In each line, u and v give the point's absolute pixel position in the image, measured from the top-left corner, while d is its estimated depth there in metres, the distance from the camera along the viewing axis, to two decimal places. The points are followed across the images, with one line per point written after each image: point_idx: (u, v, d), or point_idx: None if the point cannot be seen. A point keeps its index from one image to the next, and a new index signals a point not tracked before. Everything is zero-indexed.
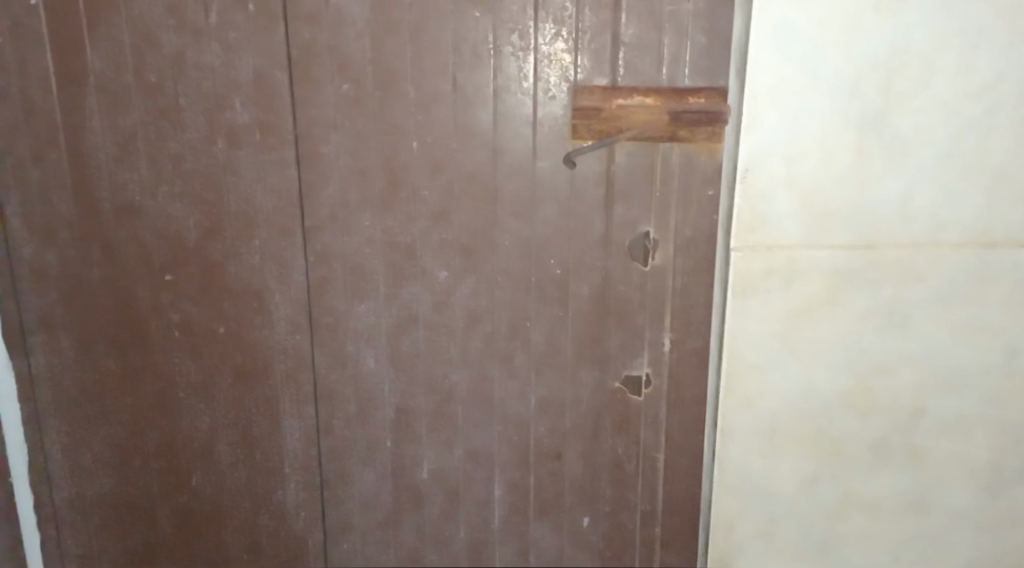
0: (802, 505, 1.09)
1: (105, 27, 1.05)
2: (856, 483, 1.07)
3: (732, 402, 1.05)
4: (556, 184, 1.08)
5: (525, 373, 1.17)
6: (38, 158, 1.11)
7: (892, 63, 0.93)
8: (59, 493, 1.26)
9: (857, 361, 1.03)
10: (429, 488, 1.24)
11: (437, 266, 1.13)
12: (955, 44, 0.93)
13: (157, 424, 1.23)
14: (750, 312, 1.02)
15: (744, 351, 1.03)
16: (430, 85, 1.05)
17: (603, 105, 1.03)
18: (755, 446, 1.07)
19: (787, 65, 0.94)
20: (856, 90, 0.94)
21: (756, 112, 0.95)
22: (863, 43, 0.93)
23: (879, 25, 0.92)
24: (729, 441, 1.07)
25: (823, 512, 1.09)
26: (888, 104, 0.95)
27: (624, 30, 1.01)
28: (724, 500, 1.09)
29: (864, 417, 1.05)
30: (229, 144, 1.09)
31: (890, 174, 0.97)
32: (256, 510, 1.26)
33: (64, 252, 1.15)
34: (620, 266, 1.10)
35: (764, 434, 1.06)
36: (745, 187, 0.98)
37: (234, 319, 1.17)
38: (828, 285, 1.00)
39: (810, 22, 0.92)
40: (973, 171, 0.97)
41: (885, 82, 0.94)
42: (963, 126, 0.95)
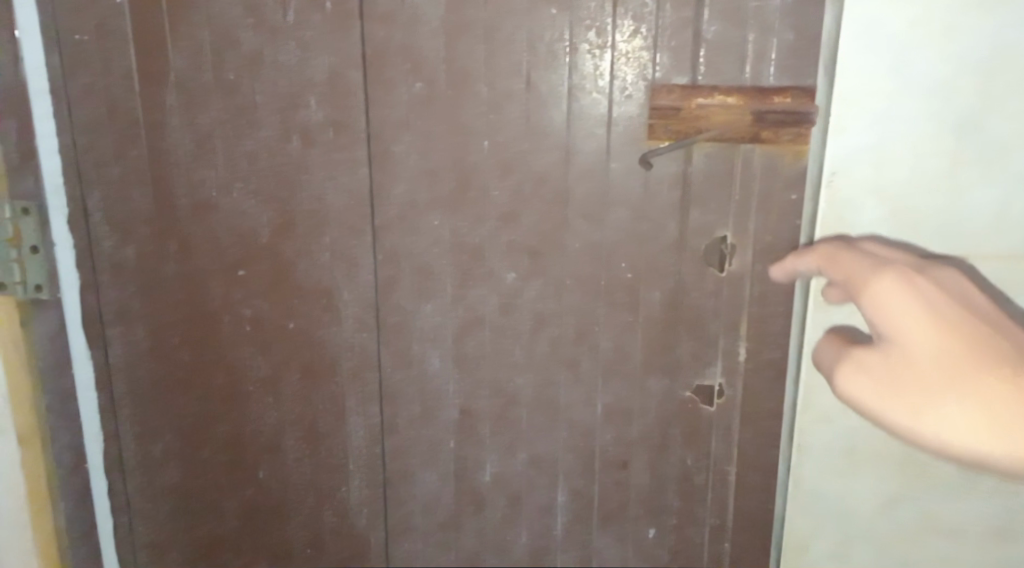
0: (881, 529, 1.04)
1: (187, 27, 1.07)
2: (941, 509, 1.02)
3: (809, 418, 1.01)
4: (629, 186, 1.05)
5: (591, 379, 1.14)
6: (120, 154, 1.14)
7: (993, 64, 0.88)
8: (131, 484, 1.29)
9: None
10: (491, 492, 1.23)
11: (505, 268, 1.11)
12: None
13: (227, 417, 1.25)
14: (831, 323, 0.97)
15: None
16: (502, 84, 1.04)
17: (682, 104, 0.99)
18: (832, 464, 1.02)
19: (879, 67, 0.89)
20: (954, 94, 0.89)
21: (843, 116, 0.92)
22: (964, 45, 0.88)
23: (983, 26, 0.87)
24: (805, 458, 1.03)
25: (904, 537, 1.03)
26: (989, 109, 0.89)
27: (707, 27, 0.98)
28: (797, 518, 1.05)
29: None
30: (303, 143, 1.09)
31: (988, 183, 0.91)
32: (319, 506, 1.28)
33: (143, 246, 1.18)
34: (694, 271, 1.07)
35: (843, 452, 1.02)
36: (829, 193, 0.94)
37: (303, 316, 1.18)
38: None
39: (906, 21, 0.87)
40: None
41: (985, 84, 0.88)
42: None
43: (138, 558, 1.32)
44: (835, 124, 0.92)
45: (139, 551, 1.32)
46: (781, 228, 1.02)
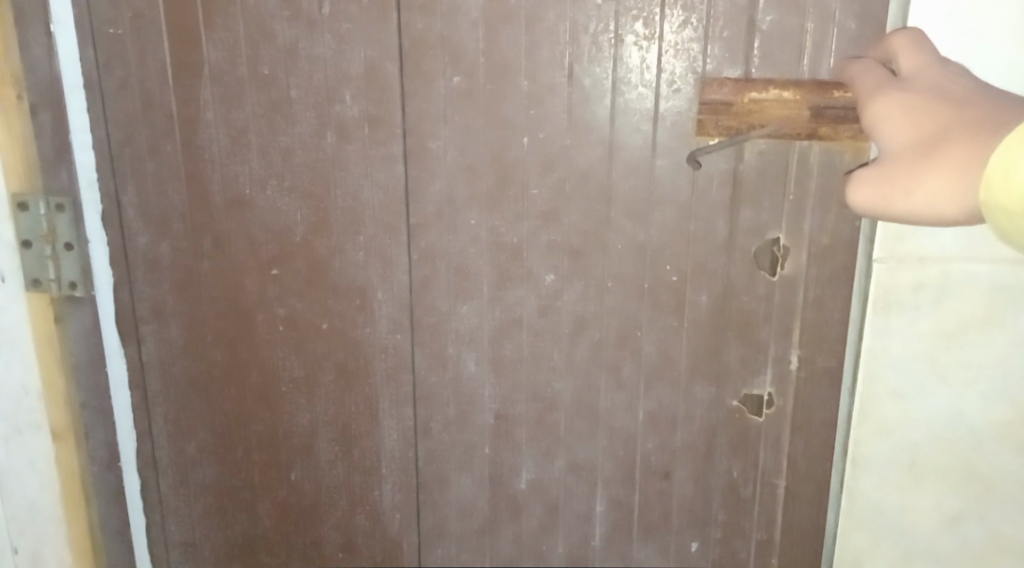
0: (937, 541, 0.99)
1: (221, 19, 1.04)
2: (1000, 519, 0.97)
3: (868, 429, 0.96)
4: (676, 184, 1.00)
5: (634, 384, 1.10)
6: (155, 150, 1.12)
7: None
8: (165, 482, 1.29)
9: (1016, 389, 0.92)
10: (528, 499, 1.19)
11: (545, 268, 1.07)
12: None
13: (261, 417, 1.23)
14: (894, 331, 0.92)
15: (884, 372, 0.94)
16: (546, 78, 0.99)
17: (735, 98, 0.94)
18: (890, 477, 0.97)
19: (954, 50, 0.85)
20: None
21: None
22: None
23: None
24: (863, 469, 0.98)
25: (960, 548, 0.98)
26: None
27: (761, 16, 0.92)
28: (854, 533, 1.01)
29: (1017, 454, 0.94)
30: (338, 138, 1.06)
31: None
32: (353, 508, 1.25)
33: (177, 243, 1.16)
34: (745, 274, 1.02)
35: (902, 464, 0.97)
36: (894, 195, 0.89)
37: (338, 315, 1.15)
38: (986, 304, 0.90)
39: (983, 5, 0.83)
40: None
41: None
42: None
43: (170, 554, 1.33)
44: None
45: (171, 548, 1.32)
46: (840, 229, 0.96)
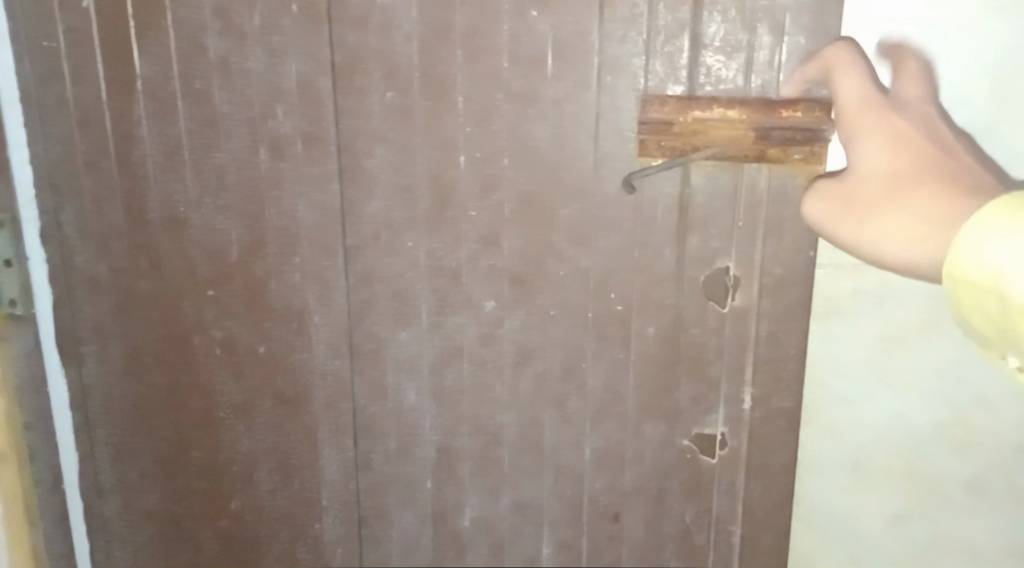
0: (884, 544, 0.93)
1: (154, 32, 1.00)
2: (946, 525, 0.91)
3: (812, 433, 0.92)
4: (620, 208, 0.93)
5: (580, 421, 1.03)
6: (92, 166, 1.08)
7: (1002, 67, 0.77)
8: (106, 509, 1.25)
9: (958, 392, 0.86)
10: (473, 538, 1.12)
11: (485, 295, 1.01)
12: None
13: (200, 442, 1.19)
14: (835, 335, 0.88)
15: (827, 380, 0.89)
16: (482, 94, 0.93)
17: (677, 118, 0.87)
18: (835, 479, 0.92)
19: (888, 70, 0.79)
20: (963, 95, 0.78)
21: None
22: (976, 49, 0.77)
23: (991, 32, 0.77)
24: (809, 472, 0.93)
25: (907, 553, 0.93)
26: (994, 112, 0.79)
27: (705, 31, 0.86)
28: (801, 533, 0.95)
29: (960, 456, 0.88)
30: (272, 156, 1.01)
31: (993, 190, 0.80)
32: (294, 541, 1.20)
33: (115, 262, 1.12)
34: (695, 306, 0.95)
35: (847, 467, 0.91)
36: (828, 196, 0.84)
37: (276, 340, 1.10)
38: (927, 303, 0.84)
39: (916, 24, 0.78)
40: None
41: (994, 89, 0.78)
42: None
43: None
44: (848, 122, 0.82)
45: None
46: (794, 260, 0.89)
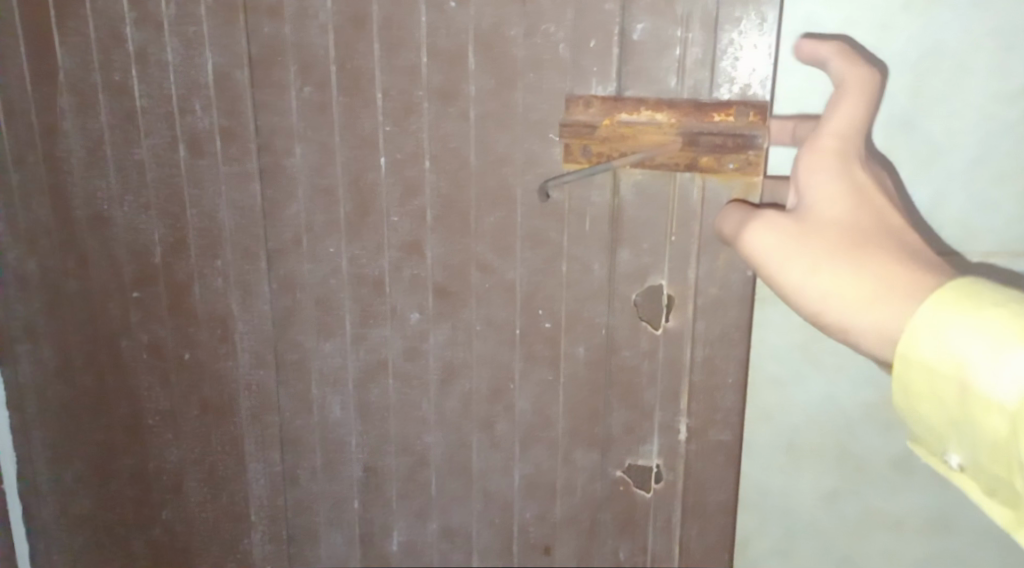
0: (824, 525, 0.84)
1: (73, 21, 0.96)
2: (889, 508, 0.82)
3: (750, 413, 0.83)
4: (547, 218, 0.86)
5: (509, 445, 0.95)
6: (19, 160, 1.04)
7: (925, 64, 0.71)
8: (42, 516, 1.21)
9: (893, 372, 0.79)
10: (403, 562, 1.06)
11: (409, 307, 0.94)
12: (994, 45, 0.70)
13: (128, 446, 1.14)
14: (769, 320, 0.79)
15: (762, 362, 0.81)
16: (401, 92, 0.86)
17: (602, 121, 0.80)
18: (773, 458, 0.83)
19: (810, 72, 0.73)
20: (888, 93, 0.72)
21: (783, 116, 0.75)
22: (900, 44, 0.71)
23: (915, 26, 0.70)
24: (747, 450, 0.84)
25: (849, 537, 0.84)
26: (922, 111, 0.72)
27: (633, 26, 0.77)
28: (740, 511, 0.86)
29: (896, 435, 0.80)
30: (192, 153, 0.96)
31: (923, 176, 0.74)
32: (224, 556, 1.15)
33: (43, 261, 1.08)
34: (627, 326, 0.87)
35: (784, 446, 0.83)
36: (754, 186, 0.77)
37: (201, 346, 1.05)
38: None
39: (835, 21, 0.71)
40: (1014, 165, 0.73)
41: (915, 86, 0.72)
42: (998, 131, 0.72)
43: None
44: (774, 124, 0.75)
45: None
46: (730, 279, 0.81)
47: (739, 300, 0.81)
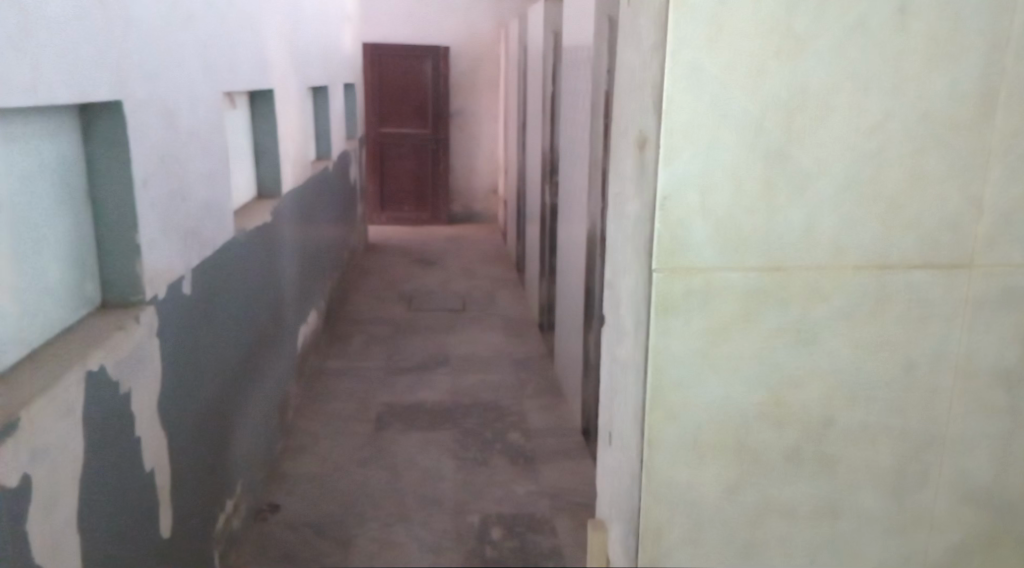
0: (727, 515, 0.91)
1: None
2: (781, 495, 0.92)
3: (656, 416, 0.88)
4: None
5: None
6: None
7: (794, 102, 0.81)
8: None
9: (772, 374, 0.88)
10: None
11: None
12: (850, 86, 0.82)
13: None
14: (671, 330, 0.85)
15: (667, 368, 0.86)
16: None
17: None
18: (681, 455, 0.89)
19: (696, 108, 0.80)
20: (765, 130, 0.81)
21: (672, 147, 0.80)
22: (775, 87, 0.81)
23: (785, 70, 0.80)
24: (656, 449, 0.88)
25: (749, 525, 0.92)
26: (795, 145, 0.82)
27: None
28: (652, 507, 0.90)
29: (777, 429, 0.90)
30: None
31: (797, 200, 0.84)
32: None
33: None
34: None
35: (689, 443, 0.89)
36: (662, 214, 0.82)
37: None
38: (743, 304, 0.86)
39: (717, 65, 0.79)
40: (878, 193, 0.85)
41: (788, 120, 0.82)
42: (862, 160, 0.84)
43: None
44: (664, 157, 0.81)
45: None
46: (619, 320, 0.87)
47: (623, 324, 0.89)
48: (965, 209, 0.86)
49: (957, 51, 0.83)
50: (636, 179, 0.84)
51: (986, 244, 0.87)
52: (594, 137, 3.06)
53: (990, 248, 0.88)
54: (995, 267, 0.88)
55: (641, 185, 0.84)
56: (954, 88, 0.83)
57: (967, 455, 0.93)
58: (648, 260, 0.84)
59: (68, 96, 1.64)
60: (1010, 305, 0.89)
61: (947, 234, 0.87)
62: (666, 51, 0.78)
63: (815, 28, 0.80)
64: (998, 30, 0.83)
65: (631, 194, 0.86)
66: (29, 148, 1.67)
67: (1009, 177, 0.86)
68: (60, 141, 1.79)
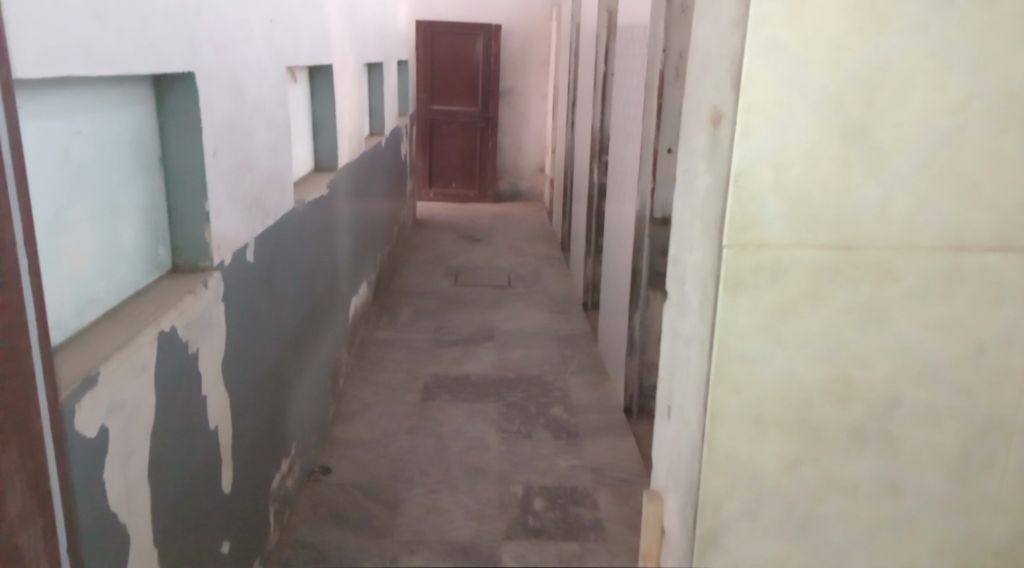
0: (788, 488, 0.95)
1: None
2: (841, 471, 0.95)
3: (719, 390, 0.91)
4: None
5: None
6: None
7: (873, 82, 0.84)
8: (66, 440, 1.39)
9: (838, 350, 0.91)
10: None
11: None
12: (930, 67, 0.84)
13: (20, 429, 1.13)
14: (740, 305, 0.88)
15: (732, 342, 0.90)
16: None
17: None
18: (741, 428, 0.92)
19: (775, 87, 0.82)
20: (843, 108, 0.84)
21: (749, 123, 0.83)
22: (855, 67, 0.83)
23: (866, 48, 0.83)
24: (718, 423, 0.92)
25: (809, 498, 0.95)
26: (872, 124, 0.85)
27: None
28: (713, 478, 0.93)
29: (842, 405, 0.93)
30: None
31: (873, 180, 0.86)
32: None
33: None
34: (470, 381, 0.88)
35: (751, 417, 0.92)
36: (736, 191, 0.85)
37: None
38: (814, 281, 0.89)
39: (799, 42, 0.82)
40: (954, 174, 0.87)
41: (866, 100, 0.84)
42: (939, 142, 0.86)
43: None
44: (740, 132, 0.84)
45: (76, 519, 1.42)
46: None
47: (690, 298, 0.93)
48: None
49: None
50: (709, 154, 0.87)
51: None
52: (647, 117, 3.07)
53: None
54: None
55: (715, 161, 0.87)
56: None
57: None
58: (720, 236, 0.87)
59: (145, 66, 1.71)
60: None
61: (1022, 217, 0.89)
62: (748, 30, 0.81)
63: (898, 7, 0.82)
64: None
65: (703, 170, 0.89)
66: (109, 117, 1.74)
67: None
68: (136, 111, 1.86)
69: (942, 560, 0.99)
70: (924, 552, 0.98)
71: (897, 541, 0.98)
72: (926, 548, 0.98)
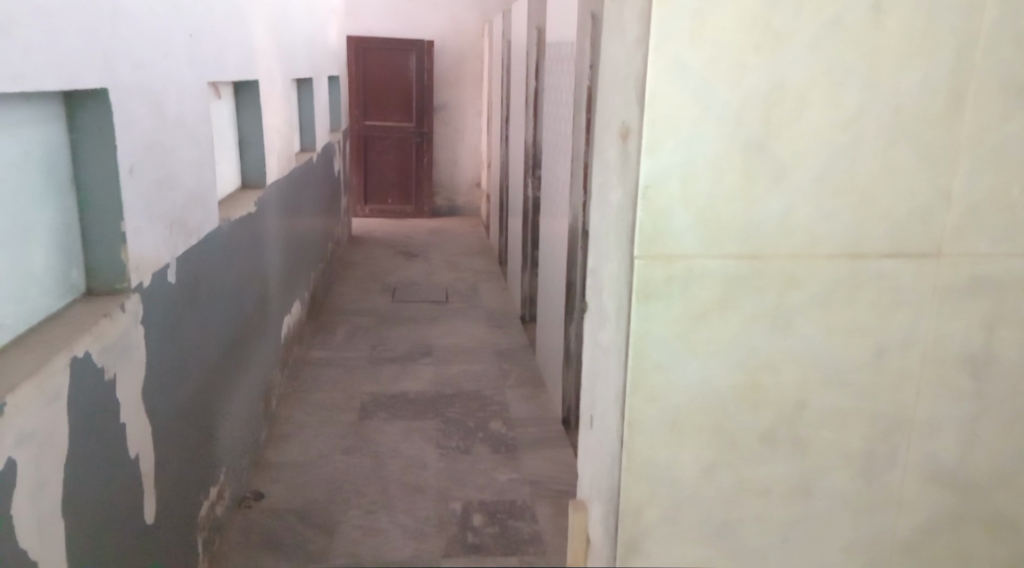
0: (703, 495, 0.95)
1: None
2: (754, 474, 0.96)
3: (636, 399, 0.91)
4: None
5: None
6: None
7: (772, 97, 0.85)
8: None
9: (748, 358, 0.92)
10: None
11: None
12: (826, 81, 0.86)
13: None
14: (652, 315, 0.89)
15: (646, 353, 0.90)
16: None
17: None
18: (659, 436, 0.93)
19: (678, 101, 0.83)
20: (744, 121, 0.85)
21: (655, 137, 0.84)
22: (754, 81, 0.85)
23: (765, 63, 0.84)
24: (637, 431, 0.92)
25: (724, 505, 0.96)
26: (773, 137, 0.86)
27: None
28: (632, 485, 0.93)
29: (754, 412, 0.94)
30: None
31: (774, 189, 0.88)
32: None
33: None
34: None
35: (667, 426, 0.92)
36: (644, 204, 0.86)
37: None
38: (723, 290, 0.89)
39: (700, 59, 0.83)
40: (852, 183, 0.89)
41: (766, 114, 0.86)
42: (836, 153, 0.88)
43: None
44: (647, 146, 0.84)
45: None
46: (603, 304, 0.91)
47: (606, 309, 0.92)
48: (937, 201, 0.91)
49: (929, 48, 0.87)
50: (618, 168, 0.88)
51: (954, 235, 0.92)
52: (577, 131, 3.10)
53: (958, 238, 0.92)
54: (962, 258, 0.93)
55: (623, 174, 0.87)
56: (925, 84, 0.88)
57: (935, 439, 0.98)
58: (631, 248, 0.87)
59: (57, 85, 1.65)
60: (978, 292, 0.94)
61: (917, 224, 0.91)
62: (651, 46, 0.82)
63: (794, 23, 0.84)
64: (970, 29, 0.88)
65: (615, 182, 0.89)
66: (18, 137, 1.68)
67: (977, 170, 0.91)
68: (45, 129, 1.79)
69: (852, 558, 1.00)
70: (835, 551, 1.00)
71: (810, 542, 0.99)
72: (836, 547, 1.00)
